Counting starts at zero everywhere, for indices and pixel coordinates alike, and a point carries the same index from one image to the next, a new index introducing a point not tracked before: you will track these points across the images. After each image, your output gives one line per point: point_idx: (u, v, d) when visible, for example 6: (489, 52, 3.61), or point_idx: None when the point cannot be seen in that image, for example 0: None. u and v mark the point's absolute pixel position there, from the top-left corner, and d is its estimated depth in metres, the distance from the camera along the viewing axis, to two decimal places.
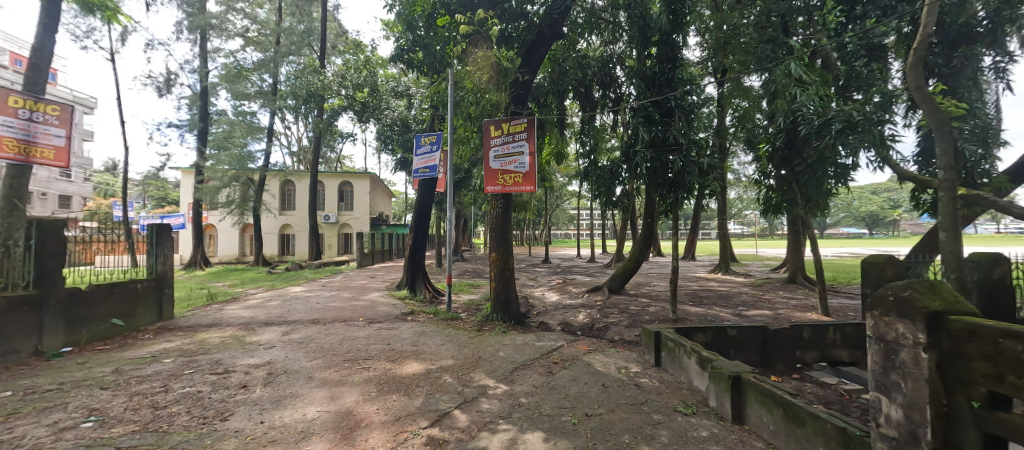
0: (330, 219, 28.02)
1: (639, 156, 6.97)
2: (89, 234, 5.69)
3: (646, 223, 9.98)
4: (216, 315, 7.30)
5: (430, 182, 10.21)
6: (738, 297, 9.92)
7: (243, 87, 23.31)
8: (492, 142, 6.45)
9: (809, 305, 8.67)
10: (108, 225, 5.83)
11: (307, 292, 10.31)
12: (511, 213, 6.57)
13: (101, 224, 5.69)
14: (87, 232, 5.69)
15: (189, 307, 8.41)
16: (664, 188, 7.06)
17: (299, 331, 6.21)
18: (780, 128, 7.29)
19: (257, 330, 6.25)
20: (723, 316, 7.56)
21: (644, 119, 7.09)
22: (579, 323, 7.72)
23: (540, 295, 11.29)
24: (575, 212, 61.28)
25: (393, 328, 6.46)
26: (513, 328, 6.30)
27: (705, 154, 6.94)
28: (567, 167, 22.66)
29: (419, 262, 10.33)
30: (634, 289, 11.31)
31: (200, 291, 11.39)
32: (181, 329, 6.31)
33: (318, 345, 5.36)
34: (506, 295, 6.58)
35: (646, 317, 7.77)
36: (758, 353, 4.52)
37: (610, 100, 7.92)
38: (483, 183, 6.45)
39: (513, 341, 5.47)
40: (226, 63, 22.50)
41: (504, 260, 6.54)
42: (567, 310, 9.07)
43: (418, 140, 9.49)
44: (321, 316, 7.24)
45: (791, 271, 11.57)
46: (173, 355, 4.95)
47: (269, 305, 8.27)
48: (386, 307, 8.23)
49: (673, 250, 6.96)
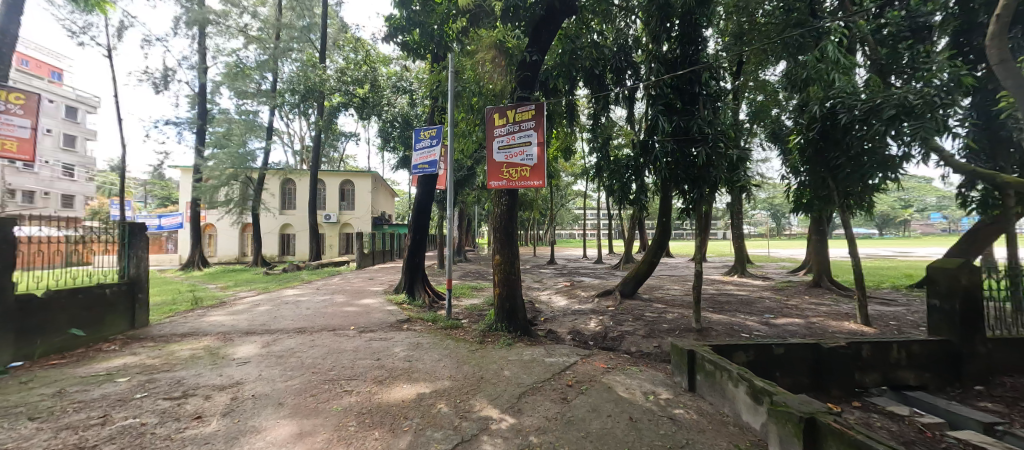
0: (331, 219, 27.50)
1: (659, 149, 6.28)
2: (89, 234, 5.70)
3: (661, 223, 9.33)
4: (195, 322, 6.69)
5: (430, 179, 9.61)
6: (762, 302, 9.17)
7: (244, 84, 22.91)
8: (496, 132, 5.80)
9: (843, 312, 7.93)
10: (108, 224, 5.97)
11: (300, 295, 9.72)
12: (517, 210, 5.90)
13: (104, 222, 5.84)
14: (89, 232, 5.71)
15: (170, 313, 7.84)
16: (687, 185, 6.31)
17: (282, 342, 5.58)
18: (814, 118, 6.57)
19: (235, 341, 5.63)
20: (751, 325, 6.85)
21: (664, 108, 6.42)
22: (591, 332, 7.07)
23: (547, 300, 10.60)
24: (580, 212, 60.59)
25: (386, 338, 5.81)
26: (519, 340, 5.62)
27: (733, 146, 6.20)
28: (572, 165, 22.03)
29: (418, 264, 9.67)
30: (648, 293, 10.60)
31: (187, 293, 10.81)
32: (152, 340, 5.72)
33: (298, 361, 4.72)
34: (511, 303, 5.91)
35: (666, 325, 7.08)
36: (809, 377, 3.86)
37: (624, 90, 7.20)
38: (486, 179, 5.82)
39: (520, 356, 4.79)
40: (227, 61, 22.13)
41: (509, 264, 5.89)
42: (576, 316, 8.42)
43: (418, 134, 8.90)
44: (308, 323, 6.61)
45: (815, 274, 10.79)
46: (131, 372, 4.34)
47: (256, 310, 7.67)
48: (381, 313, 7.58)
49: (697, 254, 6.25)
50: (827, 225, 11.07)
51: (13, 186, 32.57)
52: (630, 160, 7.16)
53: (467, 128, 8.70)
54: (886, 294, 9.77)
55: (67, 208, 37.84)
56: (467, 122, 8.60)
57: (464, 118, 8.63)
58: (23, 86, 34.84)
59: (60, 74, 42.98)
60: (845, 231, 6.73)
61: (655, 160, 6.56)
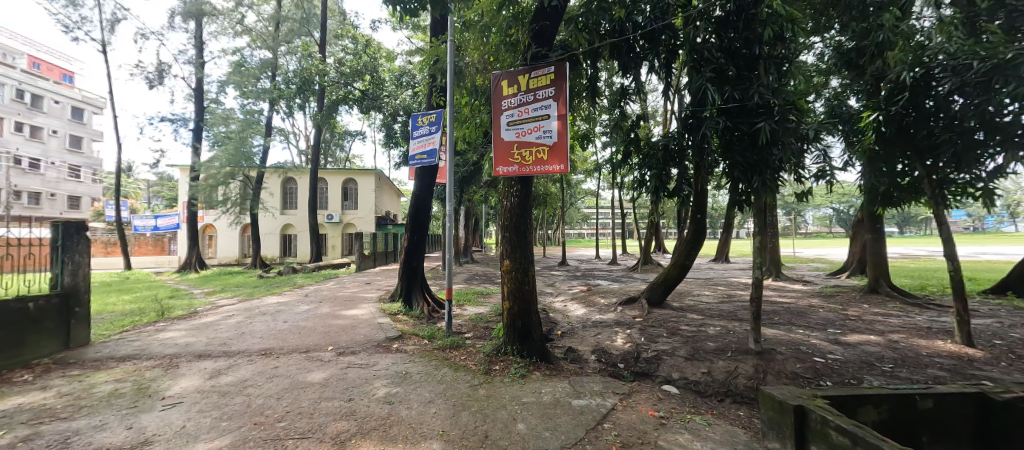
0: (333, 219, 26.51)
1: (707, 126, 5.01)
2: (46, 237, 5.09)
3: (695, 220, 8.04)
4: (145, 340, 5.61)
5: (429, 171, 8.50)
6: (817, 313, 7.80)
7: (247, 81, 22.24)
8: (504, 104, 4.59)
9: (923, 327, 6.57)
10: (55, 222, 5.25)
11: (282, 303, 8.61)
12: (531, 202, 4.68)
13: (64, 222, 5.23)
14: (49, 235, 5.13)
15: (128, 326, 6.80)
16: (741, 172, 5.02)
17: (235, 371, 4.43)
18: (904, 84, 5.24)
19: (182, 368, 4.54)
20: (821, 345, 5.54)
21: (714, 75, 5.13)
22: (619, 353, 5.82)
23: (562, 308, 9.34)
24: (590, 212, 58.76)
25: (368, 364, 4.64)
26: (536, 368, 4.39)
27: (805, 119, 4.87)
28: (585, 161, 20.75)
29: (417, 268, 8.46)
30: (677, 300, 9.31)
31: (162, 301, 9.77)
32: (80, 366, 4.63)
33: (246, 402, 3.59)
34: (525, 320, 4.68)
35: (712, 344, 5.81)
36: (970, 442, 2.63)
37: (661, 61, 5.94)
38: (491, 163, 4.59)
39: (538, 397, 3.56)
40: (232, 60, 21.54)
41: (522, 274, 4.67)
42: (598, 328, 7.22)
43: (415, 120, 7.78)
44: (276, 342, 5.46)
45: (871, 278, 9.37)
46: (13, 422, 3.21)
47: (223, 324, 6.54)
48: (367, 328, 6.38)
49: (757, 260, 4.99)
50: (884, 222, 9.64)
51: (19, 188, 32.33)
52: (667, 140, 5.81)
53: (468, 111, 7.56)
54: (959, 302, 8.36)
55: (73, 210, 37.65)
56: (471, 105, 7.45)
57: (467, 99, 7.49)
58: (28, 87, 34.54)
59: (69, 76, 42.93)
60: (939, 228, 5.42)
61: (700, 139, 5.30)
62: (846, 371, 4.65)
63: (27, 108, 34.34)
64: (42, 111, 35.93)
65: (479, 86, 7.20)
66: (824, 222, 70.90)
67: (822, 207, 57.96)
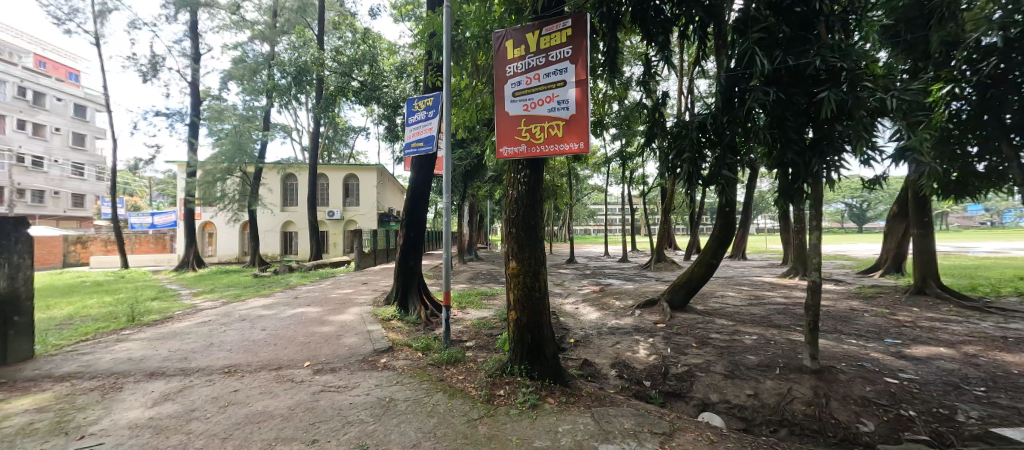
0: (334, 215, 25.88)
1: (753, 97, 4.13)
2: None
3: (723, 214, 7.17)
4: (97, 354, 4.87)
5: (426, 161, 7.76)
6: (864, 318, 6.91)
7: (255, 79, 21.89)
8: (510, 69, 3.76)
9: (997, 336, 5.67)
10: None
11: (268, 307, 7.87)
12: (543, 192, 3.87)
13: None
14: None
15: (91, 334, 6.09)
16: (795, 154, 4.15)
17: (185, 396, 3.66)
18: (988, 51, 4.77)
19: (125, 392, 3.79)
20: (887, 361, 4.68)
21: (765, 37, 4.24)
22: (646, 370, 4.99)
23: (573, 312, 8.50)
24: (596, 208, 57.62)
25: (347, 387, 3.85)
26: (549, 394, 3.56)
27: (882, 87, 3.94)
28: (593, 153, 19.89)
29: (414, 268, 7.67)
30: (700, 303, 8.43)
31: (141, 304, 9.06)
32: (4, 388, 3.88)
33: (180, 445, 2.81)
34: (536, 334, 3.86)
35: (754, 358, 4.97)
36: None
37: (694, 26, 5.07)
38: (494, 143, 3.77)
39: (554, 441, 2.75)
40: (238, 57, 21.16)
41: (532, 278, 3.85)
42: (616, 336, 6.41)
43: (410, 105, 7.01)
44: (245, 356, 4.70)
45: (918, 278, 8.42)
46: None
47: (192, 333, 5.80)
48: (354, 337, 5.58)
49: (814, 260, 4.12)
50: (933, 214, 8.67)
51: (22, 186, 32.06)
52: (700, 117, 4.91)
53: (469, 95, 6.81)
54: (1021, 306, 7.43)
55: (77, 208, 37.28)
56: (472, 86, 6.67)
57: (467, 80, 6.76)
58: (31, 85, 34.25)
59: (75, 75, 42.75)
60: None
61: (744, 116, 4.42)
62: (930, 396, 3.81)
63: (29, 105, 33.92)
64: (45, 108, 35.46)
65: (480, 65, 6.47)
66: (836, 218, 69.25)
67: (835, 201, 56.42)
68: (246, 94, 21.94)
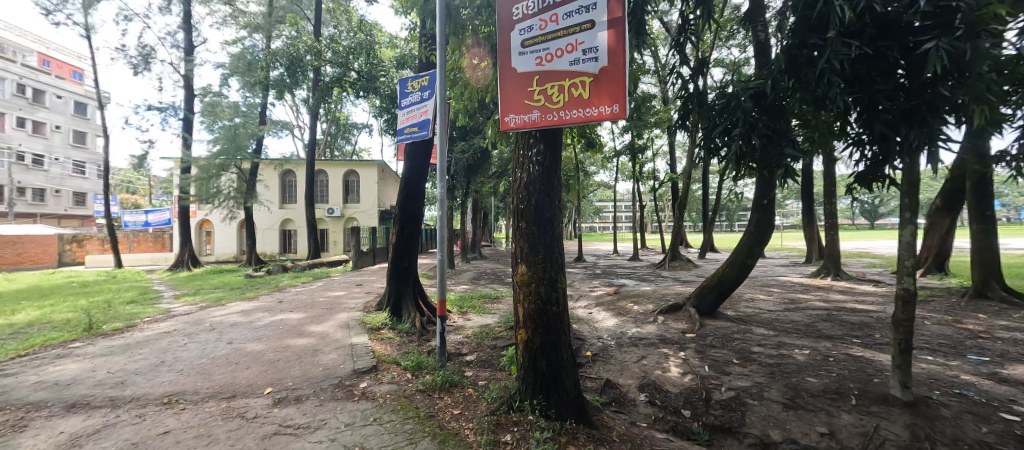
0: (334, 213, 25.17)
1: (830, 49, 3.25)
2: None
3: (762, 207, 6.30)
4: (22, 376, 4.06)
5: (423, 148, 6.88)
6: (929, 327, 5.92)
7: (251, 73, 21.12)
8: (518, 12, 2.89)
9: None
10: None
11: (246, 313, 7.04)
12: (562, 173, 3.00)
13: None
14: None
15: (36, 346, 5.29)
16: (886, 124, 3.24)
17: (97, 441, 2.82)
18: None
19: (20, 434, 2.93)
20: (989, 387, 3.73)
21: None
22: (684, 396, 4.08)
23: (586, 317, 7.62)
24: (601, 205, 56.51)
25: (307, 428, 2.97)
26: (571, 440, 2.68)
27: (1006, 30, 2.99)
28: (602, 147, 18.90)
29: (409, 270, 6.79)
30: (729, 308, 7.50)
31: (111, 307, 8.26)
32: None
33: None
34: (553, 359, 2.99)
35: (816, 381, 4.06)
36: None
37: None
38: (498, 111, 2.91)
39: None
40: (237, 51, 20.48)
41: (547, 288, 2.97)
42: (640, 348, 5.52)
43: (404, 85, 6.12)
44: (197, 380, 3.87)
45: (978, 279, 7.42)
46: None
47: (147, 347, 4.96)
48: (333, 354, 4.71)
49: (908, 261, 3.19)
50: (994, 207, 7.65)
51: (22, 185, 31.69)
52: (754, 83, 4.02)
53: (468, 75, 5.88)
54: None
55: (78, 206, 36.96)
56: (473, 63, 5.72)
57: (468, 56, 5.85)
58: (31, 82, 33.74)
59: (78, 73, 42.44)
60: None
61: (815, 79, 3.53)
62: None
63: (29, 103, 33.50)
64: (45, 106, 34.96)
65: (483, 32, 5.58)
66: (847, 214, 67.77)
67: None
68: (245, 89, 21.24)
